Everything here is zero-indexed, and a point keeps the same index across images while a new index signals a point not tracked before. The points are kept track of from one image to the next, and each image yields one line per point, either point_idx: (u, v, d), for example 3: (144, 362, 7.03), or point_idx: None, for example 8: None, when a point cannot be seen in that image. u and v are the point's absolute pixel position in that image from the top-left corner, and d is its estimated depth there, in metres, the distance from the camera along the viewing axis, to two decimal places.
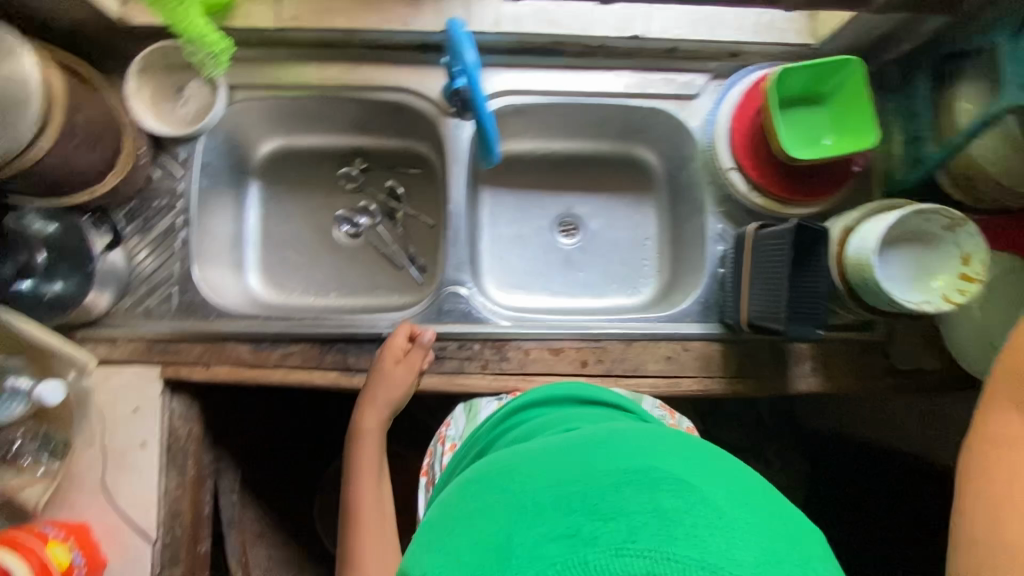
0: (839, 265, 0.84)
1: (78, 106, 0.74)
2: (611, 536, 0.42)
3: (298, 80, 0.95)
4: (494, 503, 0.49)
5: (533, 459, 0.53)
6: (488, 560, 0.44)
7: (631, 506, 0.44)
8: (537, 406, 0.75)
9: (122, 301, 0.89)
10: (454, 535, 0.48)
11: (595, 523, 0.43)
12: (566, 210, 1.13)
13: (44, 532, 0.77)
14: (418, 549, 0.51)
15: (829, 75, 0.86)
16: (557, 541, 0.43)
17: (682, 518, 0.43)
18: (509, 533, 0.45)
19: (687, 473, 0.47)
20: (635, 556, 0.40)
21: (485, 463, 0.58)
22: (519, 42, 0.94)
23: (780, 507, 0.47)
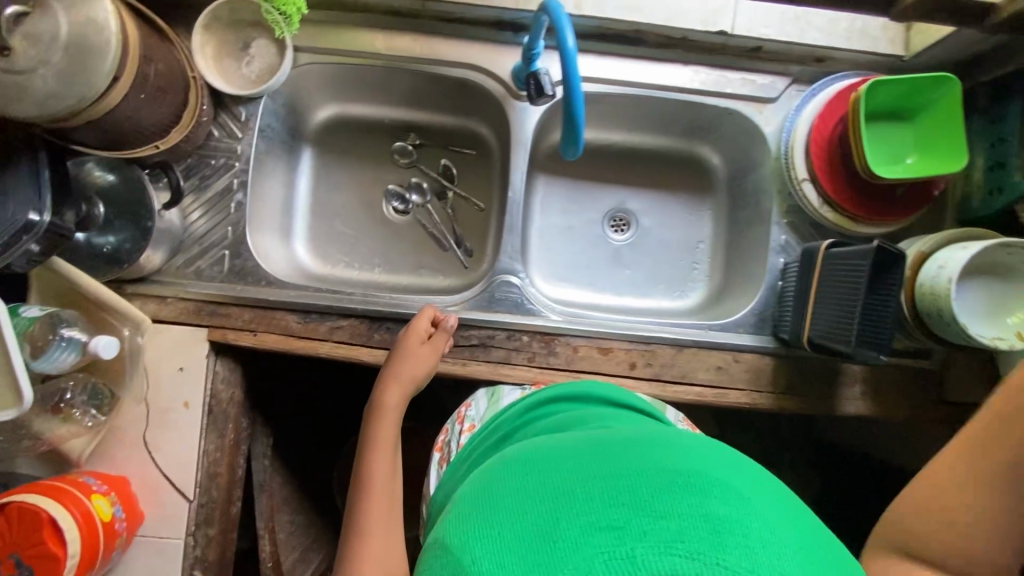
0: (910, 290, 0.82)
1: (149, 56, 0.72)
2: (661, 533, 0.41)
3: (364, 47, 0.91)
4: (534, 484, 0.47)
5: (574, 448, 0.51)
6: (529, 541, 0.42)
7: (684, 508, 0.42)
8: (565, 400, 0.74)
9: (174, 259, 0.88)
10: (491, 510, 0.46)
11: (646, 519, 0.42)
12: (620, 205, 1.10)
13: (88, 484, 0.77)
14: (448, 521, 0.49)
15: (922, 92, 0.83)
16: (605, 531, 0.41)
17: (733, 528, 0.42)
18: (554, 515, 0.43)
19: (734, 481, 0.46)
20: (685, 557, 0.39)
21: (519, 446, 0.56)
22: (598, 27, 0.91)
23: (822, 534, 0.46)
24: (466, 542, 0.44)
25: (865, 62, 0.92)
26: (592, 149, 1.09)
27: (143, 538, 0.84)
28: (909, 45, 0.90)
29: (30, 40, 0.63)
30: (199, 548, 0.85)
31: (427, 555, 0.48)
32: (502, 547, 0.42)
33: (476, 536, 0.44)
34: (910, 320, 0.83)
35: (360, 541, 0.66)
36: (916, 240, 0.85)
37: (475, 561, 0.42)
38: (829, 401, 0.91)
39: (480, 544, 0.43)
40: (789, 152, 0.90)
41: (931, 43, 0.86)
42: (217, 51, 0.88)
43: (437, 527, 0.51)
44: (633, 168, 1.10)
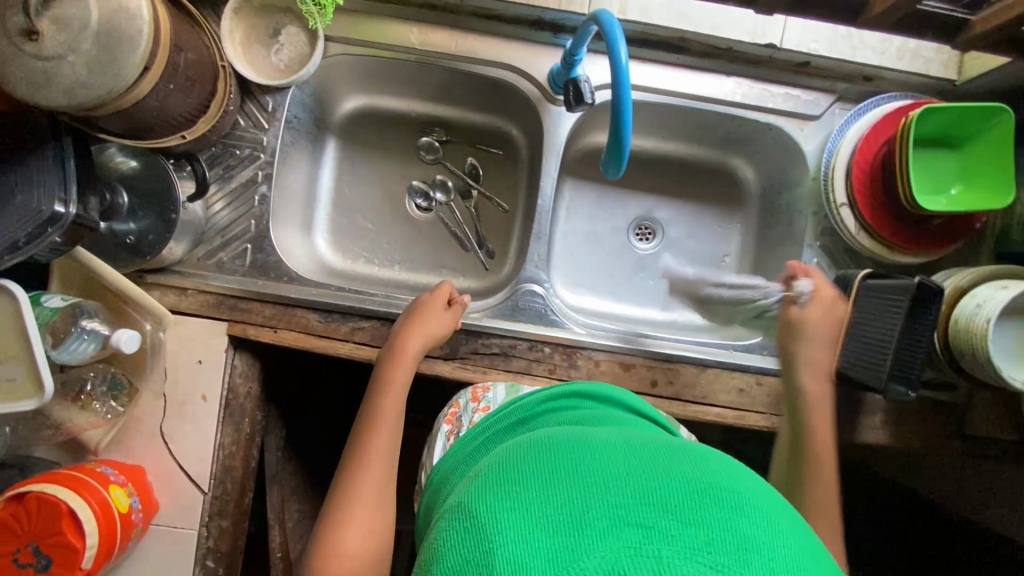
0: (944, 325, 0.80)
1: (180, 45, 0.70)
2: (688, 539, 0.40)
3: (397, 40, 0.88)
4: (563, 469, 0.47)
5: (605, 444, 0.52)
6: (556, 522, 0.42)
7: (713, 518, 0.42)
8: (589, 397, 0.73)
9: (195, 250, 0.87)
10: (519, 486, 0.47)
11: (674, 523, 0.41)
12: (646, 213, 1.08)
13: (106, 475, 0.77)
14: (472, 490, 0.50)
15: (975, 120, 0.80)
16: (632, 528, 0.41)
17: (759, 548, 0.41)
18: (584, 504, 0.43)
19: (764, 503, 0.46)
20: (710, 567, 0.39)
21: (548, 432, 0.56)
22: (640, 33, 0.87)
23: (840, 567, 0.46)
24: (492, 512, 0.45)
25: (915, 84, 0.89)
26: None
27: (159, 527, 0.84)
28: (962, 69, 0.87)
29: (59, 25, 0.61)
30: (212, 539, 0.85)
31: (446, 519, 0.49)
32: (527, 522, 0.43)
33: (502, 507, 0.45)
34: (940, 355, 0.82)
35: (354, 485, 0.66)
36: (953, 273, 0.83)
37: (499, 533, 0.43)
38: (848, 428, 0.90)
39: (506, 517, 0.44)
40: (829, 175, 0.88)
41: (986, 69, 0.83)
42: (246, 37, 0.86)
43: (459, 495, 0.51)
44: (663, 176, 1.07)
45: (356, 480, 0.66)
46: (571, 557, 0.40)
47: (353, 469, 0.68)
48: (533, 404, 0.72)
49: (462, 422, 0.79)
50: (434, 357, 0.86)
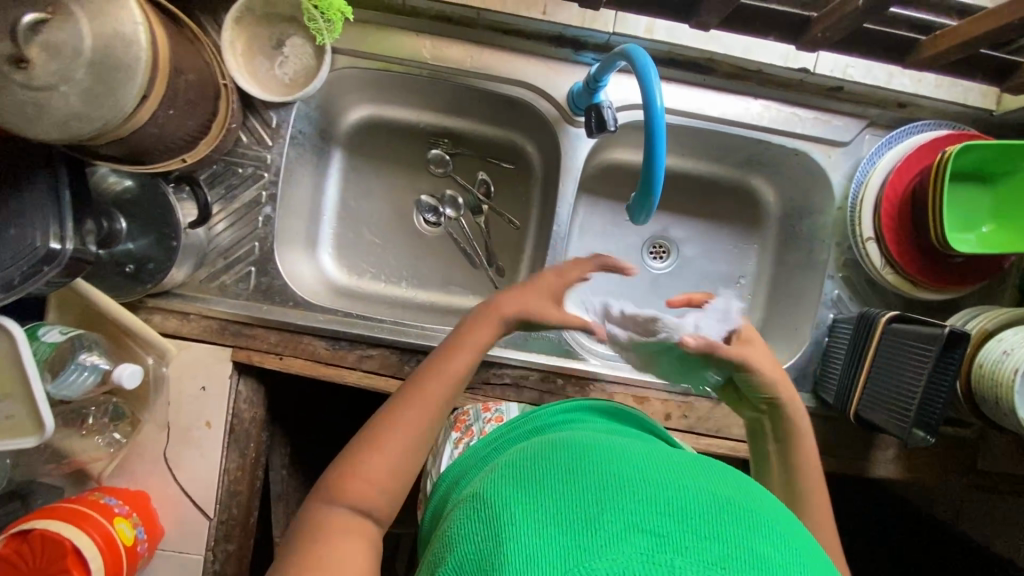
0: (967, 368, 0.78)
1: (180, 68, 0.65)
2: (704, 552, 0.39)
3: (408, 54, 0.84)
4: (579, 474, 0.47)
5: (622, 454, 0.51)
6: (569, 524, 0.41)
7: (729, 535, 0.41)
8: (598, 416, 0.72)
9: (197, 273, 0.84)
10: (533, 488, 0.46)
11: (689, 535, 0.40)
12: (661, 231, 1.04)
13: (110, 506, 0.75)
14: (485, 490, 0.49)
15: (1012, 158, 0.77)
16: (645, 535, 0.40)
17: (775, 570, 0.40)
18: (598, 508, 0.42)
19: (782, 527, 0.44)
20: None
21: (565, 440, 0.55)
22: (666, 52, 0.83)
23: None
24: (504, 511, 0.44)
25: (951, 112, 0.85)
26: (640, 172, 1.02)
27: (164, 552, 0.83)
28: (1001, 99, 0.83)
29: (49, 53, 0.56)
30: (218, 563, 0.84)
31: (458, 519, 0.48)
32: (539, 521, 0.42)
33: (514, 507, 0.44)
34: (962, 399, 0.80)
35: (398, 414, 0.60)
36: (978, 314, 0.81)
37: (509, 531, 0.42)
38: (861, 462, 0.89)
39: (517, 515, 0.43)
40: (856, 208, 0.85)
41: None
42: (248, 49, 0.81)
43: (471, 495, 0.50)
44: (682, 195, 1.03)
45: (400, 409, 0.61)
46: (582, 558, 0.39)
47: (404, 396, 0.62)
48: (548, 416, 0.70)
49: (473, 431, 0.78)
50: None
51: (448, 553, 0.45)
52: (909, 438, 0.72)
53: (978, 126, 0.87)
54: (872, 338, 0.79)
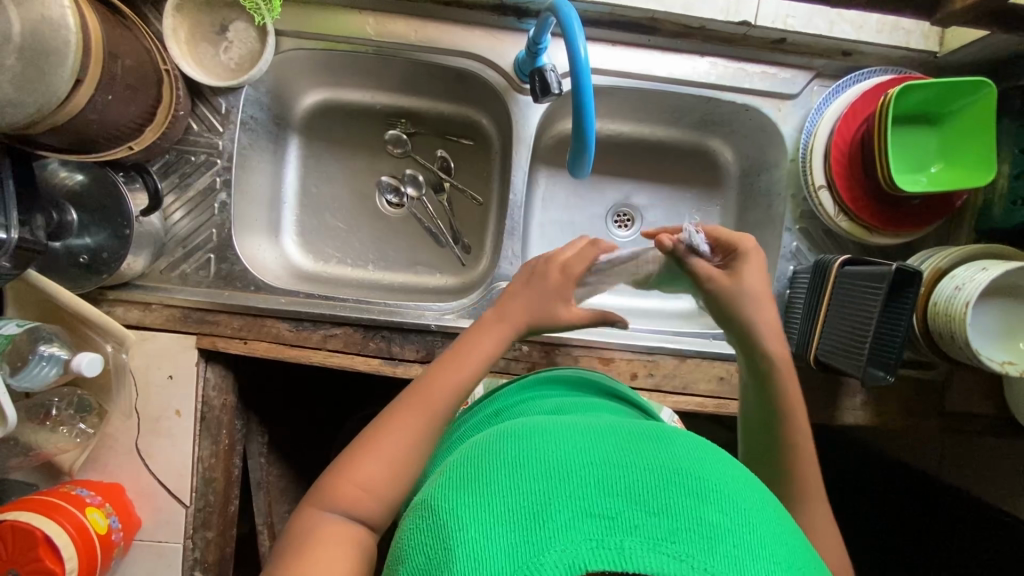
0: (923, 308, 0.79)
1: (116, 53, 0.66)
2: (652, 528, 0.39)
3: (353, 32, 0.84)
4: (528, 456, 0.45)
5: (572, 429, 0.49)
6: (518, 517, 0.40)
7: (677, 507, 0.40)
8: (563, 385, 0.71)
9: (157, 263, 0.84)
10: (483, 479, 0.44)
11: (637, 513, 0.40)
12: (624, 199, 1.03)
13: (81, 497, 0.76)
14: (437, 482, 0.48)
15: (955, 97, 0.77)
16: (595, 519, 0.39)
17: (724, 536, 0.39)
18: (547, 494, 0.41)
19: (735, 488, 0.44)
20: (672, 557, 0.37)
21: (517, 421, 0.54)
22: (609, 13, 0.83)
23: (808, 548, 0.45)
24: (454, 508, 0.43)
25: (897, 57, 0.86)
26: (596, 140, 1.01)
27: (142, 542, 0.83)
28: (943, 40, 0.83)
29: None
30: (198, 550, 0.84)
31: (413, 514, 0.47)
32: (490, 517, 0.41)
33: (464, 502, 0.43)
34: (921, 338, 0.81)
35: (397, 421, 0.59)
36: (933, 253, 0.82)
37: (459, 530, 0.41)
38: (829, 412, 0.89)
39: (467, 512, 0.42)
40: (806, 158, 0.85)
41: (971, 41, 0.79)
42: (192, 35, 0.81)
43: (425, 489, 0.49)
44: (645, 161, 1.03)
45: (393, 419, 0.60)
46: (534, 552, 0.38)
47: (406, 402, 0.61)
48: (509, 394, 0.69)
49: None
50: (410, 360, 0.85)
51: (405, 553, 0.44)
52: (864, 377, 0.73)
53: (924, 71, 0.88)
54: (827, 283, 0.79)
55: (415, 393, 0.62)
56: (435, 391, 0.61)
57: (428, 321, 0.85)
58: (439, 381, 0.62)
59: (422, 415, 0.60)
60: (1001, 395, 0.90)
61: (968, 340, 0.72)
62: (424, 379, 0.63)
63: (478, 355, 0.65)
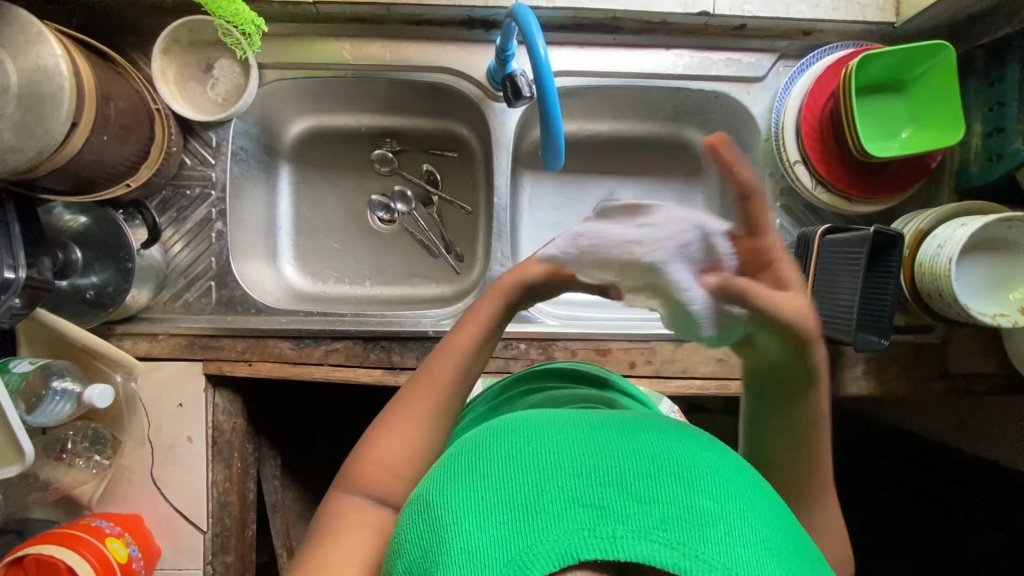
0: (909, 270, 0.81)
1: (108, 96, 0.70)
2: (643, 517, 0.40)
3: (332, 59, 0.89)
4: (519, 453, 0.46)
5: (561, 423, 0.50)
6: (511, 512, 0.41)
7: (668, 496, 0.41)
8: (558, 378, 0.72)
9: (161, 294, 0.87)
10: (476, 474, 0.45)
11: (629, 503, 0.41)
12: (608, 195, 1.05)
13: (101, 528, 0.77)
14: (429, 480, 0.48)
15: (917, 62, 0.80)
16: (586, 510, 0.40)
17: (715, 521, 0.40)
18: (539, 487, 0.42)
19: (724, 474, 0.45)
20: (664, 545, 0.38)
21: (507, 418, 0.55)
22: (573, 17, 0.87)
23: (798, 530, 0.46)
24: (446, 504, 0.43)
25: (856, 31, 0.88)
26: (576, 140, 1.04)
27: (164, 571, 0.84)
28: (900, 9, 0.85)
29: None
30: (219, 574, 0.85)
31: (408, 511, 0.48)
32: (482, 512, 0.41)
33: (458, 497, 0.43)
34: (911, 300, 0.82)
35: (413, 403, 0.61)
36: (915, 216, 0.83)
37: (454, 526, 0.41)
38: (831, 384, 0.89)
39: (461, 508, 0.42)
40: (779, 135, 0.87)
41: (924, 8, 0.81)
42: (180, 76, 0.86)
43: (417, 486, 0.50)
44: (625, 156, 1.05)
45: (408, 401, 0.61)
46: (527, 544, 0.39)
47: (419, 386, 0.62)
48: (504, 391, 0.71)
49: None
50: (412, 368, 0.86)
51: (400, 551, 0.45)
52: (856, 341, 0.75)
53: (885, 41, 0.90)
54: (813, 252, 0.81)
55: (420, 382, 0.62)
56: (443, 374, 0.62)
57: (425, 327, 0.87)
58: (444, 354, 0.63)
59: (431, 391, 0.61)
60: (1004, 351, 0.89)
61: (956, 295, 0.73)
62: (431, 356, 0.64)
63: (476, 322, 0.64)
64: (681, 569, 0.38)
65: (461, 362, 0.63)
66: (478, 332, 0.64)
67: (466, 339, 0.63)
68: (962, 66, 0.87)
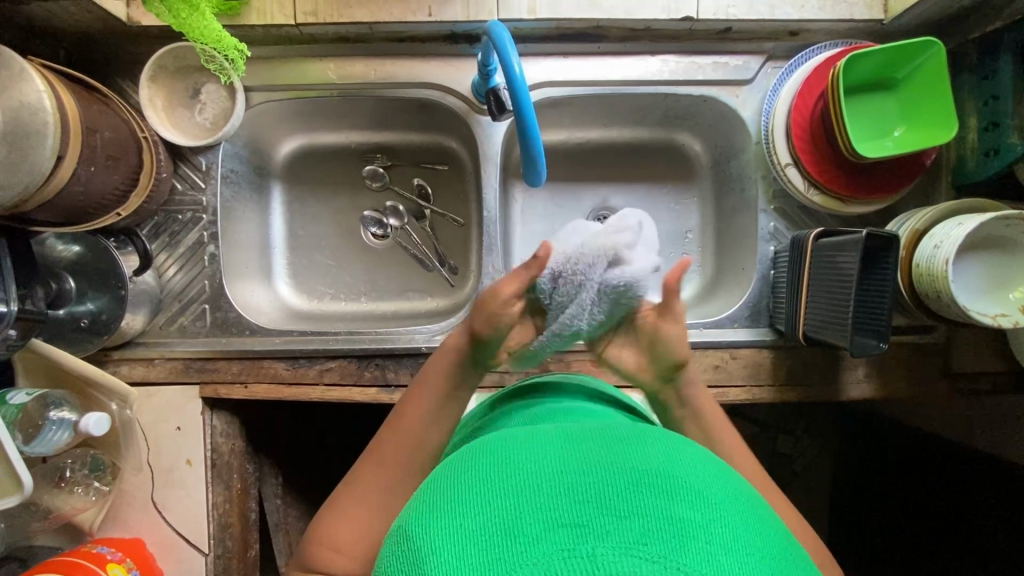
0: (906, 271, 0.79)
1: (94, 127, 0.71)
2: (623, 533, 0.39)
3: (317, 79, 0.89)
4: (497, 474, 0.45)
5: (543, 441, 0.49)
6: (490, 537, 0.41)
7: (648, 508, 0.40)
8: (546, 391, 0.71)
9: (156, 319, 0.88)
10: (455, 499, 0.45)
11: (609, 519, 0.40)
12: (601, 203, 1.04)
13: (102, 555, 0.77)
14: (411, 507, 0.48)
15: (905, 60, 0.78)
16: (565, 528, 0.40)
17: (696, 533, 0.39)
18: (517, 510, 0.42)
19: (705, 483, 0.44)
20: (644, 559, 0.37)
21: (491, 436, 0.54)
22: (556, 27, 0.86)
23: (786, 539, 0.45)
24: (426, 529, 0.43)
25: (844, 29, 0.87)
26: (566, 149, 1.03)
27: None
28: (888, 6, 0.83)
29: None
30: None
31: (390, 538, 0.47)
32: (462, 537, 0.41)
33: (437, 523, 0.43)
34: (908, 298, 0.80)
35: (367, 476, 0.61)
36: (911, 215, 0.81)
37: (433, 552, 0.41)
38: (833, 388, 0.88)
39: (441, 535, 0.42)
40: (769, 137, 0.86)
41: (913, 3, 0.80)
42: (168, 102, 0.86)
43: (402, 512, 0.49)
44: (618, 164, 1.04)
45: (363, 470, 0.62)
46: (506, 567, 0.38)
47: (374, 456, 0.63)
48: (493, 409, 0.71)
49: None
50: (406, 385, 0.86)
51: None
52: (852, 346, 0.73)
53: (874, 38, 0.88)
54: (806, 259, 0.80)
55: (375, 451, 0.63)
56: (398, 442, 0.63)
57: (418, 343, 0.87)
58: (396, 427, 0.65)
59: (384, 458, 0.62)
60: (1010, 350, 0.87)
61: (954, 297, 0.71)
62: (385, 429, 0.65)
63: (433, 384, 0.67)
64: None
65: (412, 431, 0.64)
66: (430, 396, 0.66)
67: (419, 407, 0.66)
68: (954, 60, 0.86)
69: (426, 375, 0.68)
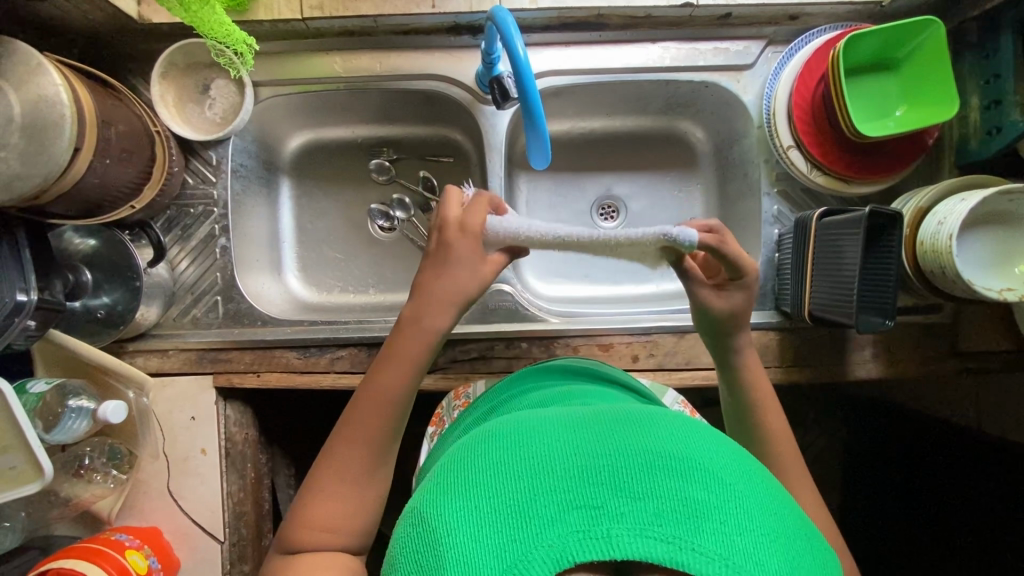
0: (910, 250, 0.79)
1: (109, 120, 0.73)
2: (637, 515, 0.40)
3: (324, 73, 0.91)
4: (510, 457, 0.46)
5: (555, 424, 0.50)
6: (504, 518, 0.41)
7: (664, 490, 0.41)
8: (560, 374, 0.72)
9: (170, 312, 0.90)
10: (469, 482, 0.45)
11: (623, 500, 0.41)
12: (605, 192, 1.05)
13: (121, 542, 0.78)
14: (426, 489, 0.49)
15: (905, 39, 0.79)
16: (581, 510, 0.40)
17: (710, 513, 0.40)
18: (532, 493, 0.42)
19: (720, 464, 0.44)
20: (659, 540, 0.38)
21: (504, 420, 0.55)
22: (558, 16, 0.88)
23: (799, 517, 0.45)
24: (442, 511, 0.43)
25: (843, 12, 0.87)
26: (571, 138, 1.04)
27: None
28: None
29: None
30: None
31: (405, 520, 0.48)
32: (477, 519, 0.42)
33: (452, 505, 0.43)
34: (913, 277, 0.80)
35: (344, 461, 0.61)
36: (914, 194, 0.82)
37: (449, 534, 0.41)
38: (840, 369, 0.88)
39: (456, 516, 0.42)
40: (771, 121, 0.87)
41: None
42: (179, 98, 0.88)
43: (416, 494, 0.50)
44: (621, 153, 1.05)
45: (339, 453, 0.61)
46: (522, 549, 0.39)
47: (345, 439, 0.61)
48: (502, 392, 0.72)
49: (445, 421, 0.81)
50: None
51: (397, 560, 0.45)
52: (857, 324, 0.74)
53: (873, 20, 0.89)
54: (810, 237, 0.80)
55: (347, 433, 0.62)
56: (373, 423, 0.62)
57: None
58: (367, 409, 0.62)
59: (362, 443, 0.61)
60: (1017, 328, 0.87)
61: (959, 271, 0.72)
62: (353, 408, 0.63)
63: (409, 362, 0.63)
64: (678, 564, 0.38)
65: (390, 413, 0.62)
66: (409, 380, 0.63)
67: (398, 393, 0.63)
68: (954, 41, 0.86)
69: (395, 355, 0.63)
